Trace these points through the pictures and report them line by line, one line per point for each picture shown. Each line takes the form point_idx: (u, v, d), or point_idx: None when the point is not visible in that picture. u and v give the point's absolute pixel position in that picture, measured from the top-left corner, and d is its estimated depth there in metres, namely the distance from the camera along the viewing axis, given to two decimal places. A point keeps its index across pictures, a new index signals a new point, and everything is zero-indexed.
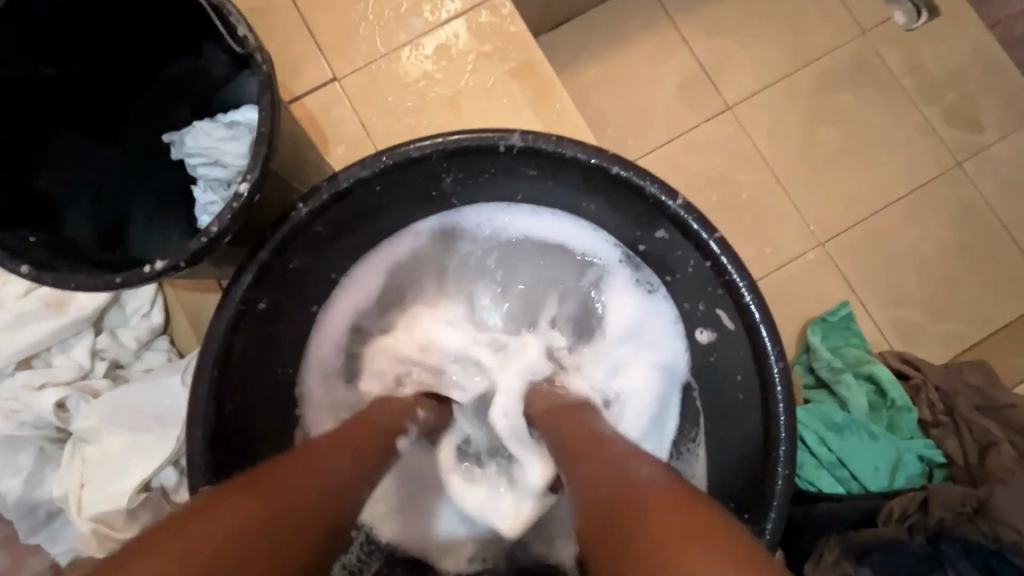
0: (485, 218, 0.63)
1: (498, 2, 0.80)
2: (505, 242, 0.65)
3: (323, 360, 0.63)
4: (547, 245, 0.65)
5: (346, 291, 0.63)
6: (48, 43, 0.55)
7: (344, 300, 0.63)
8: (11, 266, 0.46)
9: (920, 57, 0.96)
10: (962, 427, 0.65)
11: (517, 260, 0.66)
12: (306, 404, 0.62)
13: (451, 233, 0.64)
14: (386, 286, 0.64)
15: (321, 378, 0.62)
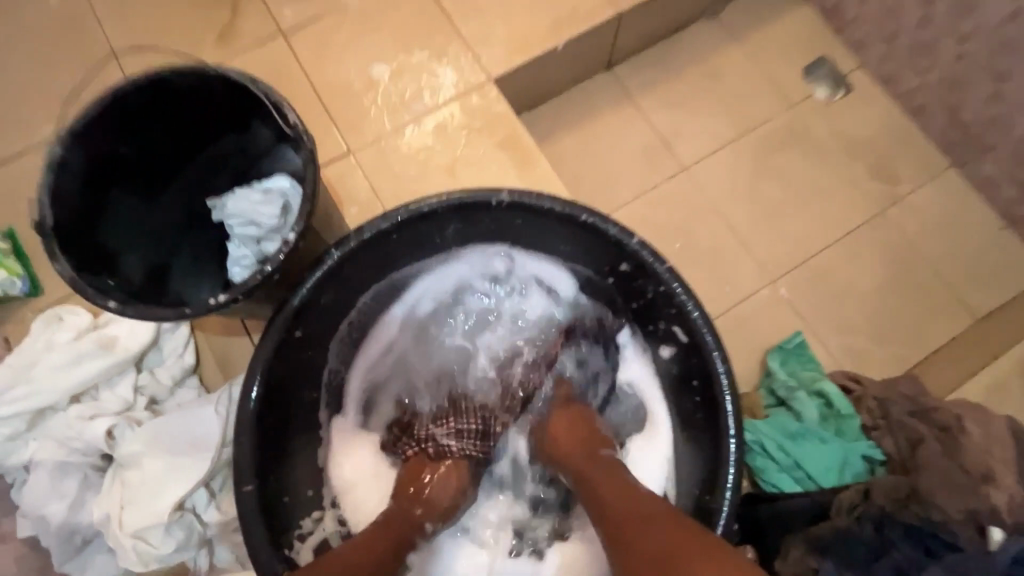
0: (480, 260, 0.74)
1: (486, 89, 0.98)
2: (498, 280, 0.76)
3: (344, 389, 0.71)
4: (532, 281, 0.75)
5: (361, 327, 0.72)
6: (131, 123, 0.68)
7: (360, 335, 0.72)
8: (100, 300, 0.57)
9: (841, 123, 1.15)
10: (896, 428, 0.75)
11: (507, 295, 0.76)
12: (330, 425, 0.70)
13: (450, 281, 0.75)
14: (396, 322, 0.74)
15: (346, 418, 0.71)
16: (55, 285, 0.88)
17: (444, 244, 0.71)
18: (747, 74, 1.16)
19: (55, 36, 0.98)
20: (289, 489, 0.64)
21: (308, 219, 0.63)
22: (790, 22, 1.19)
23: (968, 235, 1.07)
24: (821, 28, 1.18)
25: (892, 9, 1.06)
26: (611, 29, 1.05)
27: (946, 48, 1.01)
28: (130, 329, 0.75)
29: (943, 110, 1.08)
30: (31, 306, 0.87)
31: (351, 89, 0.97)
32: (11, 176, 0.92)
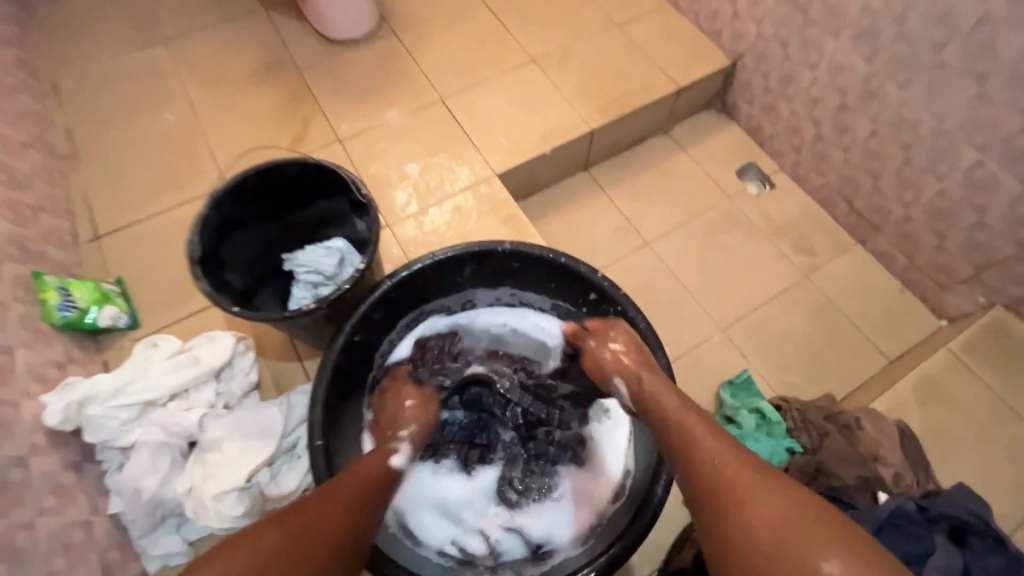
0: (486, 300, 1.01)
1: (492, 181, 1.30)
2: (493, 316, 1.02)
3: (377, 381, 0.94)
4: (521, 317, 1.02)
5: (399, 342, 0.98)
6: (253, 194, 0.93)
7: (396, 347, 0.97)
8: (227, 306, 0.82)
9: (769, 211, 1.46)
10: (812, 428, 0.96)
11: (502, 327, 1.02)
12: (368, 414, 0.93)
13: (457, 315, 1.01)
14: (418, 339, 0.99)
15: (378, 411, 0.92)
16: (150, 322, 1.11)
17: (461, 282, 0.97)
18: (693, 174, 1.51)
19: (171, 141, 1.31)
20: (339, 459, 0.83)
21: (370, 259, 0.91)
22: (723, 137, 1.56)
23: (875, 296, 1.34)
24: (747, 141, 1.55)
25: (795, 129, 1.43)
26: (586, 140, 1.40)
27: (836, 156, 1.36)
28: (215, 349, 0.97)
29: (842, 201, 1.40)
30: (128, 337, 1.09)
31: (390, 181, 1.28)
32: (126, 240, 1.20)
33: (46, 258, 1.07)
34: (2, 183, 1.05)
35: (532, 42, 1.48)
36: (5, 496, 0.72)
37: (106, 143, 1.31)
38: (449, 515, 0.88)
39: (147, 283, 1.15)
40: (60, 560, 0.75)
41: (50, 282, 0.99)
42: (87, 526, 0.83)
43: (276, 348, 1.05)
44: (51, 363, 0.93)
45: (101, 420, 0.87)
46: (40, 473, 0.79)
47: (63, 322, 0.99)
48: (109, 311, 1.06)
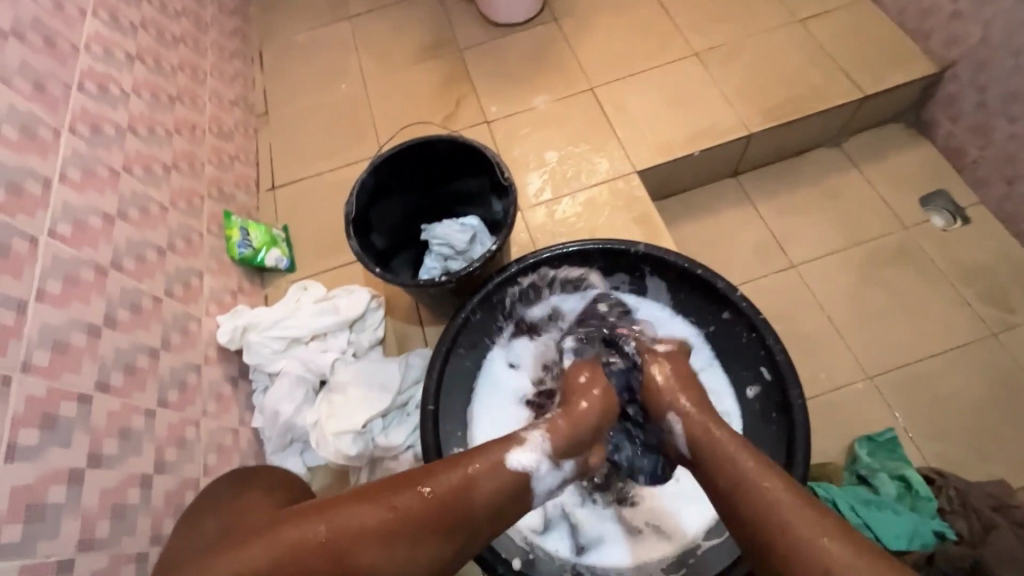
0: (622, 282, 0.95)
1: (631, 177, 1.26)
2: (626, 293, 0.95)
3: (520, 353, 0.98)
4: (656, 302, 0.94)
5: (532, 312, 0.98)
6: (404, 166, 1.00)
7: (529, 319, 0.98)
8: (370, 267, 0.90)
9: (957, 250, 1.24)
10: (970, 514, 0.81)
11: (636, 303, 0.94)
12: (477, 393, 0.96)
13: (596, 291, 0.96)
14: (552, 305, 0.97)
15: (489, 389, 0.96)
16: (304, 269, 1.25)
17: (586, 276, 0.96)
18: (862, 195, 1.32)
19: (342, 109, 1.46)
20: (448, 427, 0.88)
21: (502, 241, 0.94)
22: (909, 157, 1.34)
23: None
24: (940, 165, 1.32)
25: (1011, 157, 1.18)
26: (740, 145, 1.29)
27: None
28: (351, 302, 1.07)
29: None
30: (286, 278, 1.24)
31: (526, 165, 1.30)
32: (295, 193, 1.36)
33: (235, 201, 1.25)
34: (213, 133, 1.25)
35: (698, 35, 1.38)
36: (183, 394, 0.87)
37: (291, 106, 1.48)
38: None
39: (306, 234, 1.29)
40: (213, 456, 0.89)
41: (235, 222, 1.17)
42: (235, 433, 0.97)
43: (403, 310, 1.13)
44: (227, 289, 1.09)
45: (258, 346, 1.01)
46: (208, 380, 0.94)
47: (240, 257, 1.16)
48: (274, 254, 1.22)
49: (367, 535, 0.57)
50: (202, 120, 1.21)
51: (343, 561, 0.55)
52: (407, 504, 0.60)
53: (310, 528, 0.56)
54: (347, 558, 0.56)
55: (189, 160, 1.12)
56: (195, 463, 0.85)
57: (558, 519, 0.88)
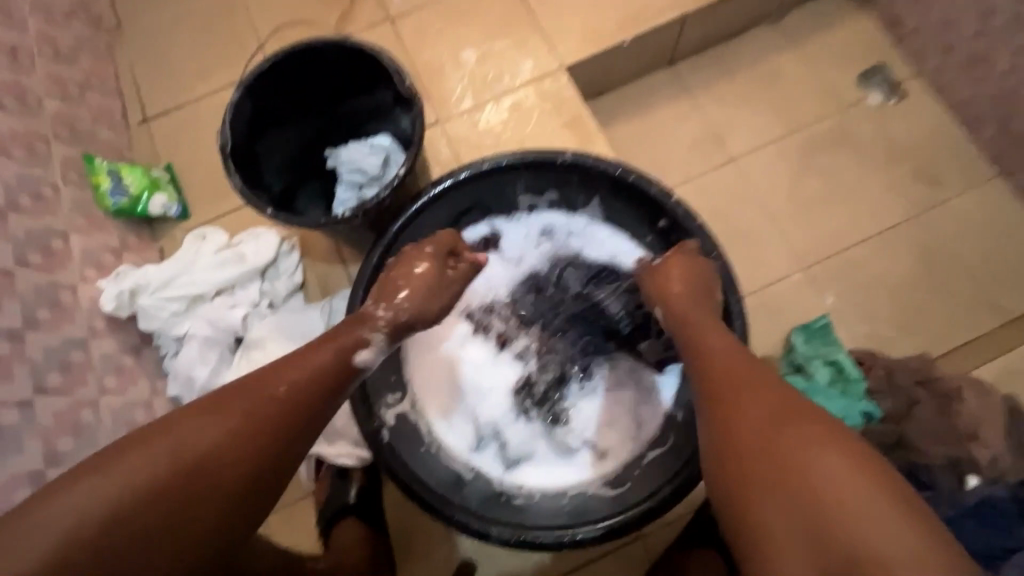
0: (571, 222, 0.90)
1: (559, 75, 1.12)
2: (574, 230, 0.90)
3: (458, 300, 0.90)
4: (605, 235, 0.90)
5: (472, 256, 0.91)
6: (285, 84, 0.84)
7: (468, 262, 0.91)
8: (260, 208, 0.77)
9: (892, 128, 1.21)
10: (896, 392, 0.84)
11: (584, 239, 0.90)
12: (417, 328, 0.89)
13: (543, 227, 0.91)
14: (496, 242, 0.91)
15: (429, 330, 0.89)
16: (201, 213, 1.10)
17: (515, 195, 0.88)
18: (801, 76, 1.25)
19: (212, 14, 1.21)
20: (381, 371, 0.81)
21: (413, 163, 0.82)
22: (849, 29, 1.26)
23: (1006, 241, 1.13)
24: (879, 37, 1.25)
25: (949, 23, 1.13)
26: (675, 29, 1.17)
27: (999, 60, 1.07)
28: (258, 248, 0.95)
29: (993, 120, 1.13)
30: (181, 226, 1.09)
31: (442, 68, 1.14)
32: (175, 125, 1.16)
33: (96, 141, 1.05)
34: (47, 56, 1.01)
35: None
36: (69, 375, 0.76)
37: (148, 14, 1.22)
38: (472, 406, 0.87)
39: (195, 172, 1.12)
40: (124, 435, 0.81)
41: (101, 167, 0.99)
42: (148, 406, 0.88)
43: (320, 250, 1.02)
44: (105, 248, 0.94)
45: (153, 310, 0.89)
46: (101, 355, 0.83)
47: (116, 210, 0.99)
48: (160, 200, 1.05)
49: (214, 440, 0.56)
50: (26, 41, 0.98)
51: (192, 465, 0.54)
52: (260, 403, 0.59)
53: (153, 454, 0.53)
54: (185, 473, 0.53)
55: (16, 94, 0.91)
56: (101, 447, 0.76)
57: (491, 438, 0.86)
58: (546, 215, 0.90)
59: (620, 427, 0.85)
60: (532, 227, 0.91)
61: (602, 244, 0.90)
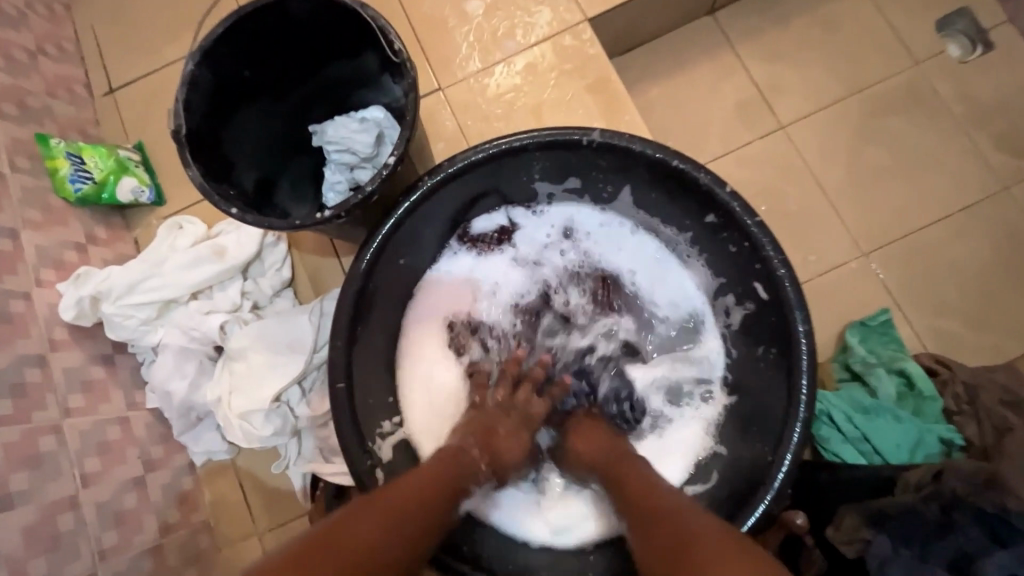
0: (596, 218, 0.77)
1: (581, 28, 0.95)
2: (598, 226, 0.77)
3: (455, 308, 0.75)
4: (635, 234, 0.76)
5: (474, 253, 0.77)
6: (251, 50, 0.70)
7: (470, 259, 0.77)
8: (224, 207, 0.64)
9: (975, 87, 1.03)
10: (982, 415, 0.71)
11: (610, 235, 0.77)
12: (408, 342, 0.74)
13: (562, 222, 0.77)
14: (504, 239, 0.77)
15: (422, 342, 0.74)
16: (177, 199, 0.98)
17: (529, 183, 0.73)
18: (867, 25, 1.06)
19: None
20: (376, 392, 0.70)
21: (409, 145, 0.68)
22: None
23: None
24: None
25: None
26: None
27: None
28: (239, 242, 0.83)
29: None
30: (156, 214, 0.97)
31: (444, 23, 0.97)
32: (143, 95, 1.02)
33: (53, 117, 0.92)
34: None
35: None
36: (23, 400, 0.67)
37: None
38: None
39: (168, 151, 0.99)
40: (95, 460, 0.73)
41: (58, 148, 0.86)
42: (124, 422, 0.80)
43: (309, 241, 0.90)
44: (66, 244, 0.83)
45: (119, 318, 0.78)
46: (64, 370, 0.74)
47: (79, 198, 0.88)
48: (129, 184, 0.93)
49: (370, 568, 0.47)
50: None
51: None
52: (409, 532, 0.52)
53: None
54: None
55: None
56: (67, 477, 0.68)
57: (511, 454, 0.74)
58: (566, 209, 0.77)
59: (660, 459, 0.71)
60: (551, 222, 0.77)
61: (633, 243, 0.76)
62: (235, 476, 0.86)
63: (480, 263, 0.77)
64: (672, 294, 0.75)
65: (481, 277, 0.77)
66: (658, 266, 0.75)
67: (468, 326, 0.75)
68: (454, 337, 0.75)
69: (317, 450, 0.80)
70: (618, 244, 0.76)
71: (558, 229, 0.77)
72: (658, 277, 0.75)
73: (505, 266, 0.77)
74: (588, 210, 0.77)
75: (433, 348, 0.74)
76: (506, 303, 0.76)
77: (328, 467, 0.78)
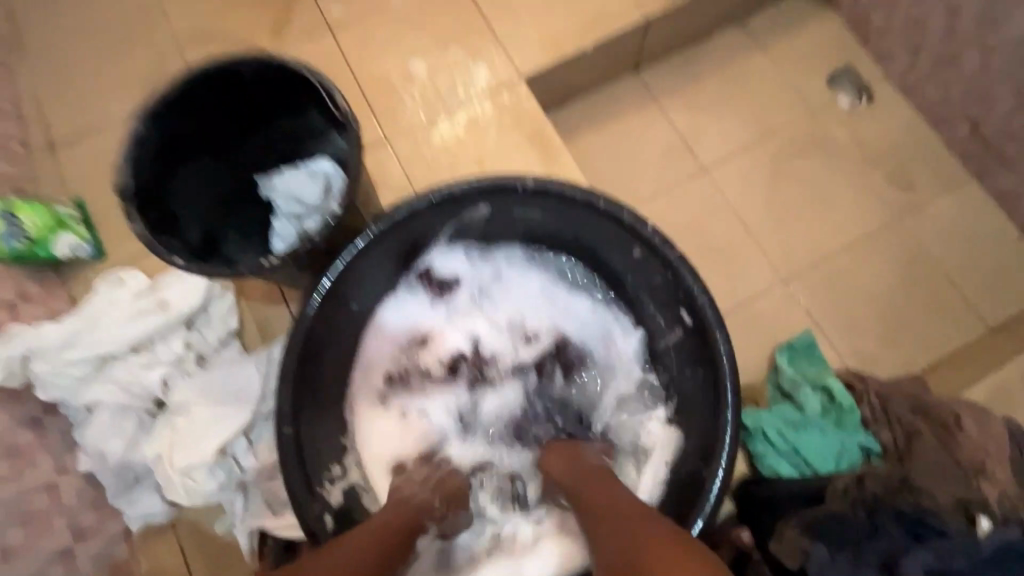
0: (515, 261, 0.82)
1: (517, 85, 1.04)
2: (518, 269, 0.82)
3: (392, 368, 0.78)
4: (552, 273, 0.81)
5: (408, 310, 0.80)
6: (198, 110, 0.73)
7: (405, 316, 0.80)
8: (168, 258, 0.65)
9: (864, 132, 1.17)
10: (894, 422, 0.78)
11: (531, 277, 0.82)
12: (350, 406, 0.75)
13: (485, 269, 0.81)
14: (433, 293, 0.81)
15: (365, 405, 0.76)
16: (118, 252, 0.97)
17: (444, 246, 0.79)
18: (770, 81, 1.20)
19: (128, 27, 1.09)
20: (324, 436, 0.70)
21: (353, 193, 0.71)
22: (816, 31, 1.22)
23: (984, 246, 1.09)
24: (846, 38, 1.21)
25: (918, 22, 1.08)
26: (638, 33, 1.10)
27: (969, 60, 1.03)
28: (183, 293, 0.83)
29: (966, 122, 1.09)
30: (95, 268, 0.95)
31: (389, 82, 1.04)
32: (84, 151, 1.02)
33: None
34: None
35: None
36: None
37: (52, 27, 1.09)
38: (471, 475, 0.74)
39: (110, 205, 0.99)
40: (17, 532, 0.68)
41: None
42: (51, 489, 0.75)
43: (256, 290, 0.90)
44: None
45: (53, 375, 0.75)
46: None
47: (13, 254, 0.87)
48: (68, 240, 0.92)
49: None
50: None
51: None
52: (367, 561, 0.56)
53: None
54: None
55: None
56: None
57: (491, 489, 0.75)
58: (487, 257, 0.81)
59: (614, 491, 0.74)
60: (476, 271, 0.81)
61: (552, 282, 0.81)
62: (175, 541, 0.82)
63: (415, 320, 0.80)
64: (594, 327, 0.80)
65: (418, 334, 0.80)
66: (580, 303, 0.81)
67: (409, 384, 0.78)
68: (399, 395, 0.78)
69: (264, 504, 0.76)
70: (538, 284, 0.82)
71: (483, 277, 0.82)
72: (580, 314, 0.81)
73: (438, 320, 0.81)
74: (539, 274, 0.82)
75: (376, 411, 0.76)
76: (448, 352, 0.80)
77: (275, 522, 0.75)
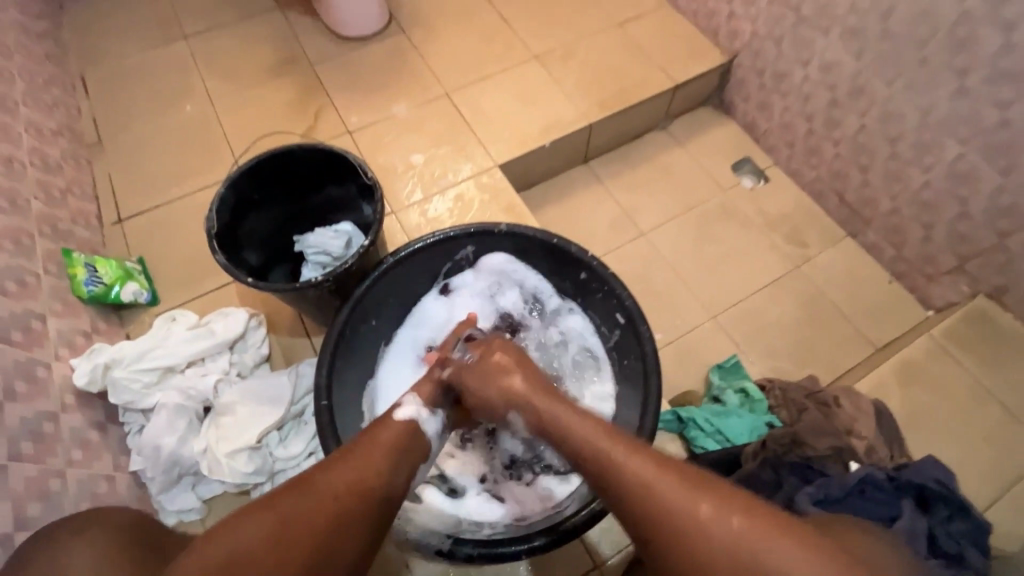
0: (529, 279, 1.04)
1: (494, 171, 1.36)
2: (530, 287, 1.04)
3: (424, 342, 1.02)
4: (556, 292, 1.03)
5: (441, 305, 1.04)
6: (262, 182, 1.00)
7: (439, 308, 1.04)
8: (240, 279, 0.88)
9: (763, 203, 1.51)
10: (792, 405, 1.02)
11: (540, 294, 1.04)
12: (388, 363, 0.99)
13: (505, 282, 1.05)
14: (463, 293, 1.04)
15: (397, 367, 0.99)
16: (170, 300, 1.18)
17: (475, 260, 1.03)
18: (688, 168, 1.55)
19: (190, 132, 1.40)
20: (343, 421, 0.88)
21: (376, 236, 0.97)
22: (720, 132, 1.61)
23: (864, 286, 1.39)
24: (742, 137, 1.60)
25: (788, 125, 1.47)
26: (584, 134, 1.46)
27: (826, 150, 1.40)
28: (230, 323, 1.04)
29: (833, 194, 1.44)
30: (149, 312, 1.16)
31: (395, 170, 1.35)
32: (148, 222, 1.28)
33: (74, 237, 1.15)
34: (36, 167, 1.15)
35: (535, 41, 1.54)
36: (39, 445, 0.79)
37: (129, 133, 1.40)
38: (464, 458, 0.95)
39: (167, 263, 1.22)
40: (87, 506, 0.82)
41: (78, 259, 1.07)
42: (110, 480, 0.89)
43: (286, 324, 1.12)
44: (78, 331, 1.00)
45: (125, 383, 0.95)
46: (68, 428, 0.86)
47: (90, 296, 1.06)
48: (132, 288, 1.13)
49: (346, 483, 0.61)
50: (19, 153, 1.11)
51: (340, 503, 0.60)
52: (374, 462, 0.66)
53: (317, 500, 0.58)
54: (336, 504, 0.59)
55: (8, 197, 1.02)
56: (66, 516, 0.77)
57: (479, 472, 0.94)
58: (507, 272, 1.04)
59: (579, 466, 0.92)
60: (497, 283, 1.05)
61: (555, 298, 1.03)
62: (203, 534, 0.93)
63: (446, 312, 1.04)
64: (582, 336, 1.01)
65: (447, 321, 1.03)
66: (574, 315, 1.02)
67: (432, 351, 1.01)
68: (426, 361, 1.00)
69: None
70: (545, 299, 1.04)
71: (503, 289, 1.05)
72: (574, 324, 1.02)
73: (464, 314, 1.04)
74: (547, 300, 1.04)
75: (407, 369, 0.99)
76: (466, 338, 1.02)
77: None
